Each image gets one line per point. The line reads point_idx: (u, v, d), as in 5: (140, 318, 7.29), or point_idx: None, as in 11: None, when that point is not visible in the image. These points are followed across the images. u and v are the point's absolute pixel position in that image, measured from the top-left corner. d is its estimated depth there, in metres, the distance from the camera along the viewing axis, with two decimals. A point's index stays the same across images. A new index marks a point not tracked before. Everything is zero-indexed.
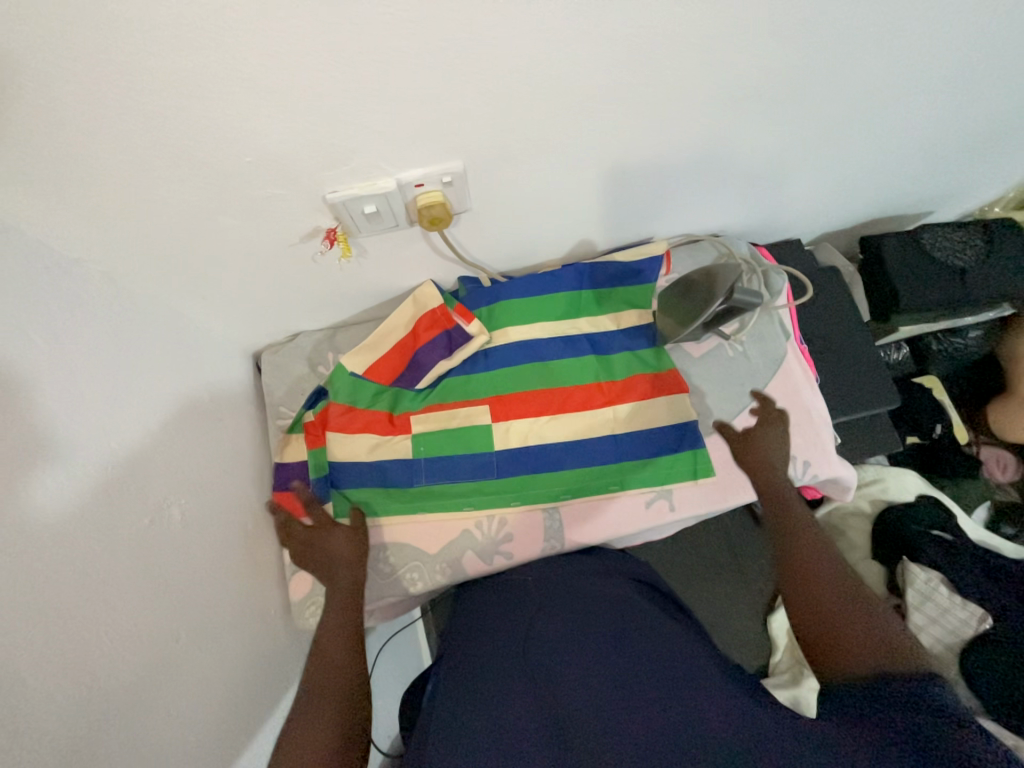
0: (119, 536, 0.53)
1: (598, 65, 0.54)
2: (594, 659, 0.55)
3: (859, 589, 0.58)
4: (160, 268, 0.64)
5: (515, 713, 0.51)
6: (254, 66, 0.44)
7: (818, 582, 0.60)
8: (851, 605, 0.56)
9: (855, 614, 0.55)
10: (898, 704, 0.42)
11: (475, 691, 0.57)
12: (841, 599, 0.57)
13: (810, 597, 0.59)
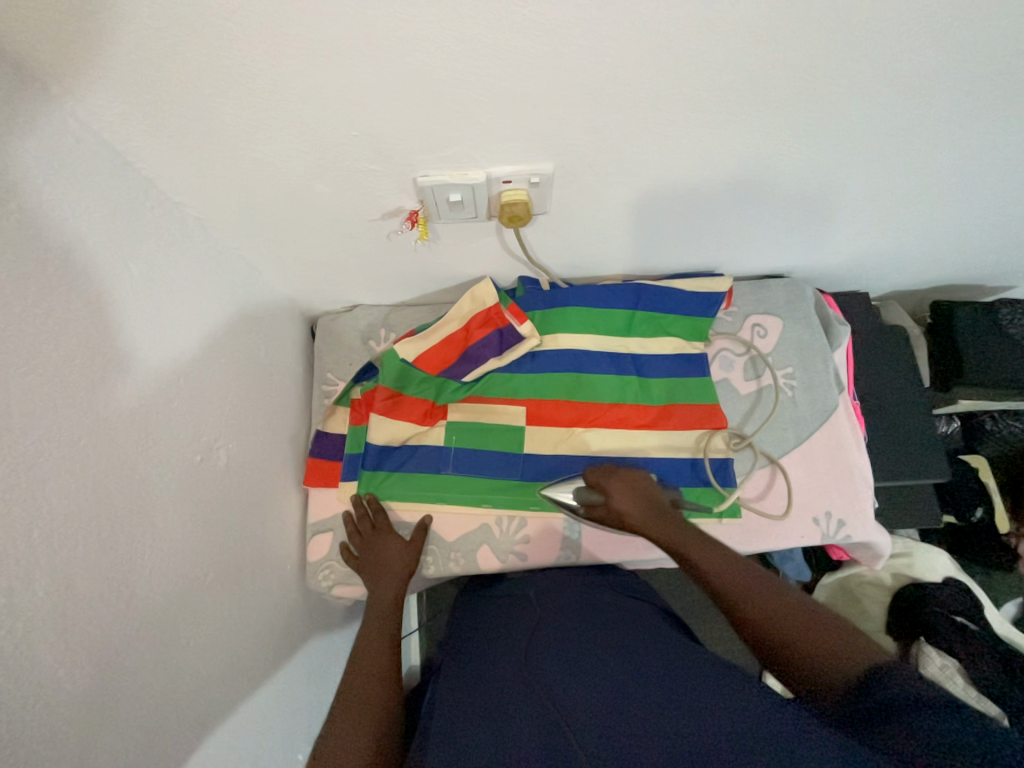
0: (172, 467, 0.55)
1: (704, 89, 0.54)
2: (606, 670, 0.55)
3: (773, 598, 0.56)
4: (246, 223, 0.67)
5: (518, 722, 0.51)
6: (381, 48, 0.45)
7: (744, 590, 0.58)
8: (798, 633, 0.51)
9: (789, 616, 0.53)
10: (888, 707, 0.40)
11: (473, 698, 0.57)
12: (766, 601, 0.56)
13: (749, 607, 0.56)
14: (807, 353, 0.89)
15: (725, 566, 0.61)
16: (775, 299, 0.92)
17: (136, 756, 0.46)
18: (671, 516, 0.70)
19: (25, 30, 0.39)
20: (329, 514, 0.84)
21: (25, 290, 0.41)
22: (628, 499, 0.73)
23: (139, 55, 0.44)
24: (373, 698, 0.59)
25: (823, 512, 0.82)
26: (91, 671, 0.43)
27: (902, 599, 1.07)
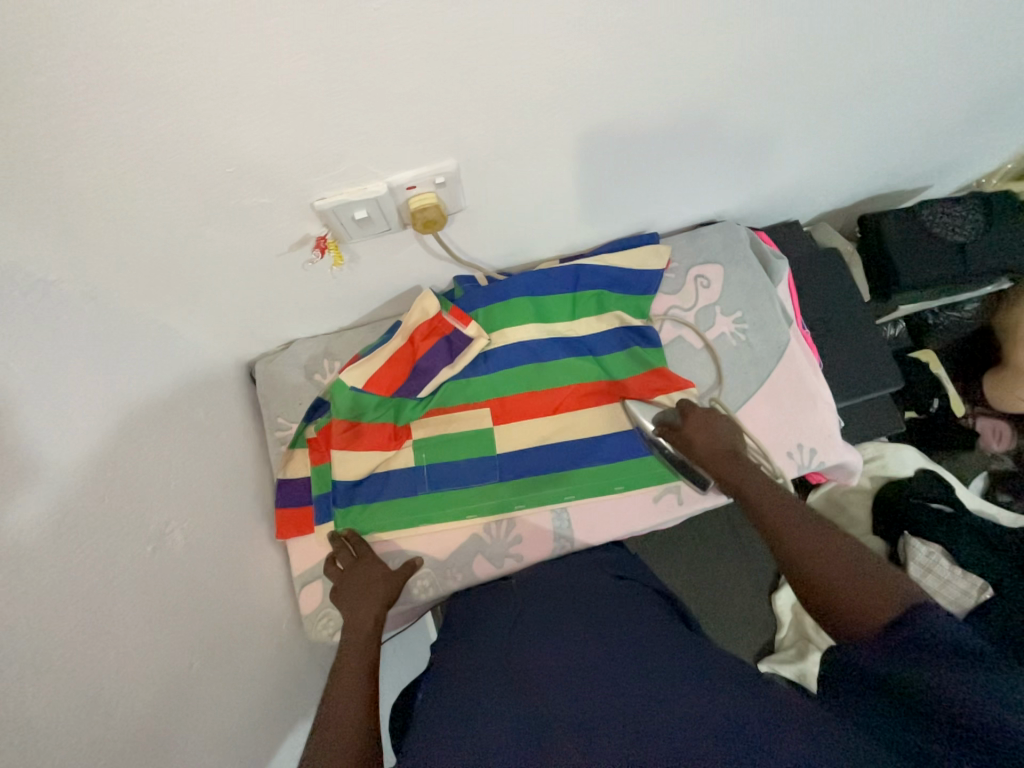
0: (121, 567, 0.51)
1: (594, 55, 0.52)
2: (606, 667, 0.53)
3: (833, 546, 0.58)
4: (143, 286, 0.61)
5: (509, 741, 0.47)
6: (232, 71, 0.41)
7: (801, 529, 0.61)
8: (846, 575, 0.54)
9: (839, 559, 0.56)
10: (916, 652, 0.41)
11: (458, 716, 0.53)
12: (820, 540, 0.59)
13: (804, 542, 0.60)
14: (752, 294, 0.90)
15: (783, 511, 0.65)
16: (712, 247, 0.92)
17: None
18: (748, 465, 0.73)
19: None
20: (314, 561, 0.81)
21: None
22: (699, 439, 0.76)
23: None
24: (349, 710, 0.55)
25: (795, 444, 0.85)
26: None
27: (883, 498, 1.13)
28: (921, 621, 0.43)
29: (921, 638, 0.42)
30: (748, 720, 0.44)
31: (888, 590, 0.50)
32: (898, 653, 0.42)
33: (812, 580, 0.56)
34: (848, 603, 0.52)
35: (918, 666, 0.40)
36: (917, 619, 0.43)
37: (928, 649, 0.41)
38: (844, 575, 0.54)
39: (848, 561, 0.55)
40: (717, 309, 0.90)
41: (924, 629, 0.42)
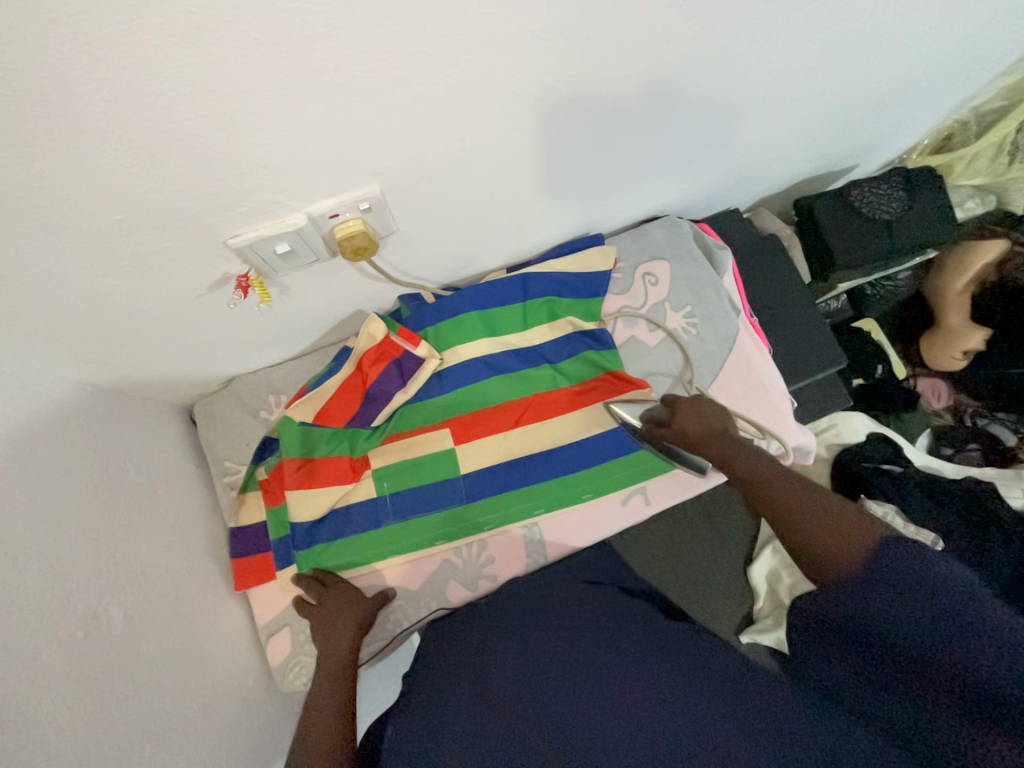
0: (49, 662, 0.46)
1: (513, 66, 0.51)
2: (592, 691, 0.52)
3: (826, 507, 0.55)
4: (43, 346, 0.55)
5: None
6: (103, 107, 0.36)
7: (772, 487, 0.61)
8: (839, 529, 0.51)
9: (813, 510, 0.56)
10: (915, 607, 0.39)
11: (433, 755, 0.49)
12: (796, 498, 0.58)
13: (778, 503, 0.60)
14: (699, 287, 0.91)
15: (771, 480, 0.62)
16: (657, 243, 0.92)
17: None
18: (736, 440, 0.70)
19: None
20: (279, 609, 0.77)
21: None
22: (691, 423, 0.72)
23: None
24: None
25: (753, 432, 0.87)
26: None
27: (838, 465, 1.18)
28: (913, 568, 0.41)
29: (893, 585, 0.41)
30: (747, 738, 0.44)
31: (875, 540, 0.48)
32: (896, 604, 0.40)
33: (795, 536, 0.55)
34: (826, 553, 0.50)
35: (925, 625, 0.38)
36: (891, 560, 0.43)
37: (902, 596, 0.40)
38: (833, 529, 0.52)
39: (818, 511, 0.55)
40: (668, 305, 0.91)
41: (894, 570, 0.42)
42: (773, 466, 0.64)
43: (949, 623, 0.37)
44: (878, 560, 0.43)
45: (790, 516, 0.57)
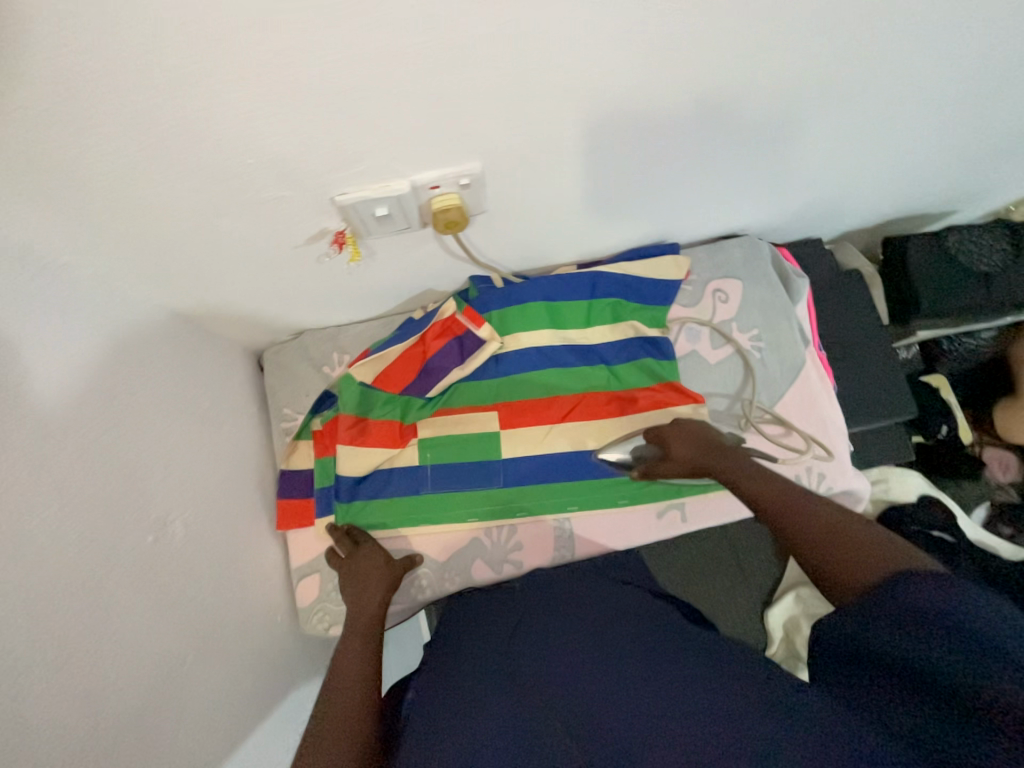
0: (120, 557, 0.51)
1: (631, 61, 0.51)
2: (621, 685, 0.50)
3: (828, 521, 0.57)
4: (154, 273, 0.60)
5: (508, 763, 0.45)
6: (256, 58, 0.39)
7: (788, 513, 0.60)
8: (843, 546, 0.53)
9: (829, 538, 0.54)
10: (906, 626, 0.39)
11: (453, 734, 0.50)
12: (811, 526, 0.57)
13: (783, 528, 0.60)
14: (770, 312, 0.89)
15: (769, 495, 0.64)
16: (733, 261, 0.90)
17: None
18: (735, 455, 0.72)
19: None
20: (312, 556, 0.80)
21: None
22: (683, 451, 0.75)
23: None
24: (348, 711, 0.54)
25: (804, 468, 0.83)
26: None
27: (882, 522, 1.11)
28: (906, 591, 0.41)
29: (894, 603, 0.41)
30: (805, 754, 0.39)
31: (881, 553, 0.49)
32: (889, 627, 0.40)
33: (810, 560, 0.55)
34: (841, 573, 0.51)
35: (915, 645, 0.38)
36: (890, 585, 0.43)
37: (923, 625, 0.38)
38: (839, 548, 0.53)
39: (838, 537, 0.54)
40: (734, 325, 0.89)
41: (916, 600, 0.40)
42: (766, 477, 0.67)
43: (976, 651, 0.35)
44: (899, 591, 0.42)
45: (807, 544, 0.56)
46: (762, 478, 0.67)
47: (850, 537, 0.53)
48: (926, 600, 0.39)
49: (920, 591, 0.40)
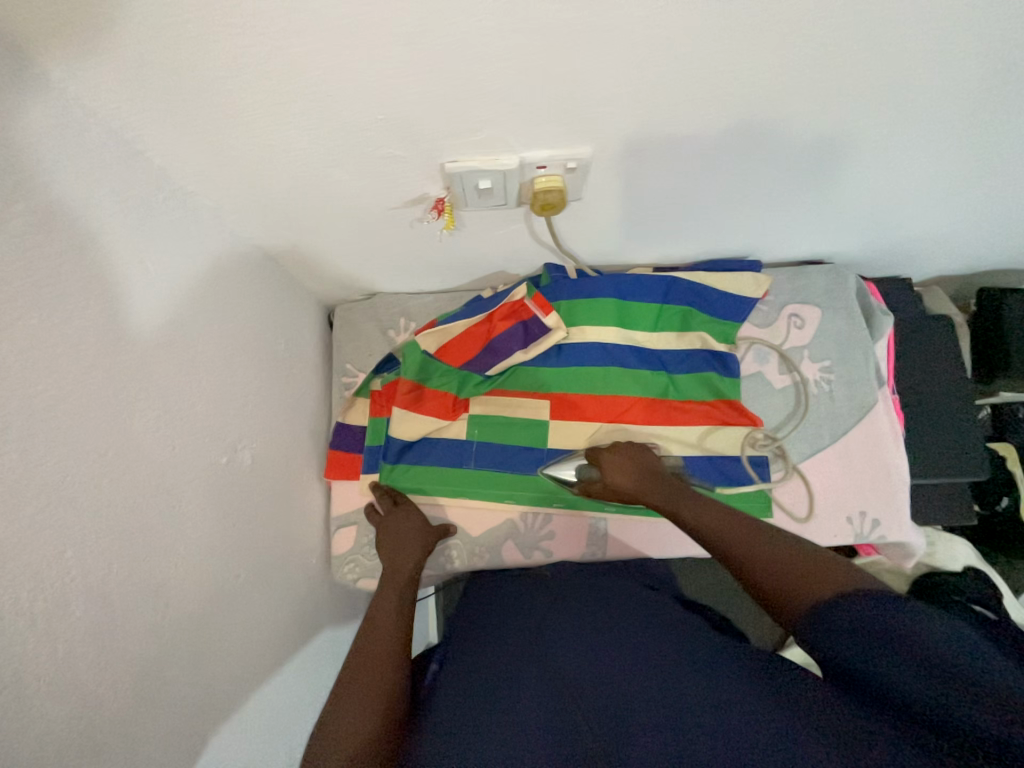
0: (199, 474, 0.54)
1: (771, 63, 0.49)
2: (647, 686, 0.49)
3: (767, 543, 0.56)
4: (261, 216, 0.63)
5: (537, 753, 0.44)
6: (413, 23, 0.40)
7: (727, 534, 0.59)
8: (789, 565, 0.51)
9: (758, 548, 0.55)
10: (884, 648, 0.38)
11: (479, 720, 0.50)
12: (741, 536, 0.58)
13: (726, 550, 0.57)
14: (846, 345, 0.85)
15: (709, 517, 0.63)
16: (815, 286, 0.87)
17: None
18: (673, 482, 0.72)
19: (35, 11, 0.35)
20: (352, 508, 0.83)
21: (55, 306, 0.39)
22: (622, 474, 0.73)
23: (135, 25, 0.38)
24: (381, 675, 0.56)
25: (857, 511, 0.80)
26: (129, 685, 0.43)
27: None
28: (883, 612, 0.40)
29: (872, 625, 0.40)
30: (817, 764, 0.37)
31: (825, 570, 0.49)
32: (867, 649, 0.39)
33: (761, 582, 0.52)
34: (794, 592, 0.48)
35: (894, 669, 0.37)
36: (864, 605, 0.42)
37: (892, 644, 0.38)
38: (787, 567, 0.51)
39: (770, 546, 0.55)
40: (806, 353, 0.86)
41: (879, 619, 0.40)
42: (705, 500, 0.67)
43: (955, 679, 0.34)
44: (879, 611, 0.41)
45: (736, 556, 0.56)
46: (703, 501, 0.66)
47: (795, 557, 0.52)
48: (903, 624, 0.38)
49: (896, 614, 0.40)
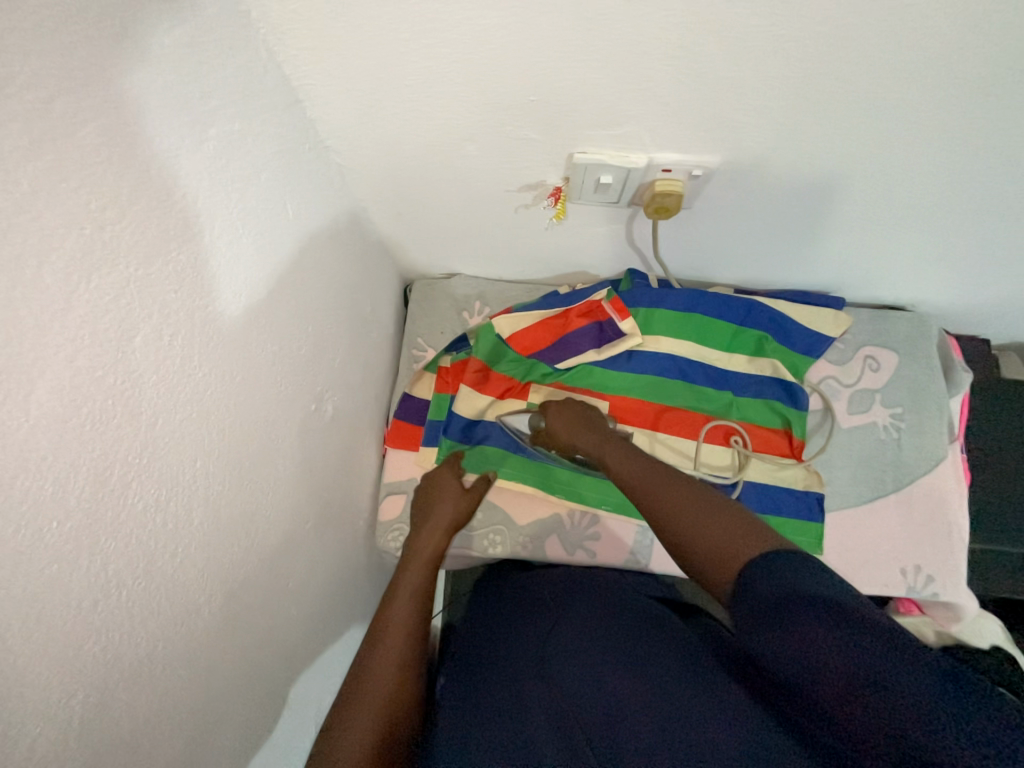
0: (295, 415, 0.55)
1: (932, 97, 0.48)
2: (624, 674, 0.46)
3: (691, 496, 0.55)
4: (379, 181, 0.65)
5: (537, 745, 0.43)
6: (598, 12, 0.42)
7: (652, 491, 0.58)
8: (707, 521, 0.50)
9: (679, 502, 0.54)
10: (793, 613, 0.37)
11: (489, 691, 0.52)
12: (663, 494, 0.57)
13: (651, 508, 0.57)
14: (921, 395, 0.84)
15: (636, 473, 0.62)
16: (895, 332, 0.86)
17: (239, 707, 0.46)
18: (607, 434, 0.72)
19: None
20: (404, 478, 0.84)
21: (222, 227, 0.40)
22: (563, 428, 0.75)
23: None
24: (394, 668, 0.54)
25: (912, 564, 0.78)
26: (221, 608, 0.43)
27: None
28: (793, 577, 0.39)
29: (786, 594, 0.38)
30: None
31: (738, 530, 0.47)
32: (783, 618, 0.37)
33: (681, 539, 0.51)
34: (711, 549, 0.48)
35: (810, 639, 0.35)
36: (776, 569, 0.41)
37: (797, 608, 0.37)
38: (706, 523, 0.50)
39: (693, 499, 0.54)
40: (878, 396, 0.85)
41: (792, 584, 0.39)
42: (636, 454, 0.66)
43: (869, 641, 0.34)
44: (790, 576, 0.39)
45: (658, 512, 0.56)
46: (633, 457, 0.65)
47: (716, 510, 0.51)
48: (813, 586, 0.38)
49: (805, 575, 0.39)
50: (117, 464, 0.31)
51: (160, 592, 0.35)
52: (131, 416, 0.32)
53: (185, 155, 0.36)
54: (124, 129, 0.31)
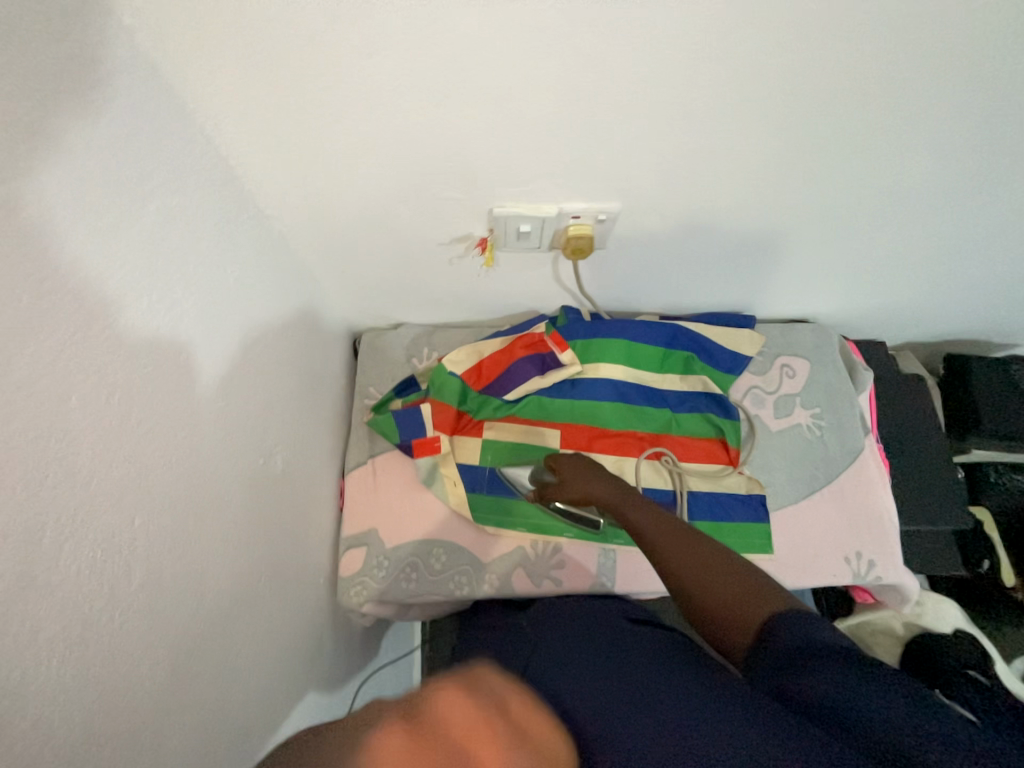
0: (243, 467, 0.56)
1: (774, 146, 0.60)
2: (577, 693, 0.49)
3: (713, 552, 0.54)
4: (321, 244, 0.70)
5: None
6: (492, 90, 0.50)
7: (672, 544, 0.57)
8: (727, 579, 0.50)
9: (711, 558, 0.53)
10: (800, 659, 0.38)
11: None
12: (685, 549, 0.56)
13: (669, 561, 0.56)
14: (834, 395, 0.93)
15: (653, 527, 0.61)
16: (803, 342, 0.96)
17: None
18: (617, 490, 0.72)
19: (192, 53, 0.43)
20: (365, 529, 0.83)
21: (164, 290, 0.43)
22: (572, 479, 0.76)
23: (272, 74, 0.47)
24: None
25: (855, 551, 0.84)
26: (164, 673, 0.41)
27: None
28: (809, 629, 0.40)
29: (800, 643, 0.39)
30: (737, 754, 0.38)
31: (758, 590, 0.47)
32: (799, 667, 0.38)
33: (699, 593, 0.51)
34: (728, 607, 0.47)
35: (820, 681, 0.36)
36: (792, 623, 0.41)
37: (813, 656, 0.38)
38: (726, 583, 0.49)
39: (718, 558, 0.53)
40: (798, 400, 0.93)
41: (807, 637, 0.39)
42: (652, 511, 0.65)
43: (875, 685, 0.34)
44: (811, 633, 0.40)
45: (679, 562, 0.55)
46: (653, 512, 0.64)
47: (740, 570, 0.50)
48: (826, 636, 0.39)
49: (815, 629, 0.40)
50: (51, 522, 0.31)
51: (96, 658, 0.34)
52: (67, 471, 0.33)
53: (124, 227, 0.39)
54: (66, 208, 0.34)
